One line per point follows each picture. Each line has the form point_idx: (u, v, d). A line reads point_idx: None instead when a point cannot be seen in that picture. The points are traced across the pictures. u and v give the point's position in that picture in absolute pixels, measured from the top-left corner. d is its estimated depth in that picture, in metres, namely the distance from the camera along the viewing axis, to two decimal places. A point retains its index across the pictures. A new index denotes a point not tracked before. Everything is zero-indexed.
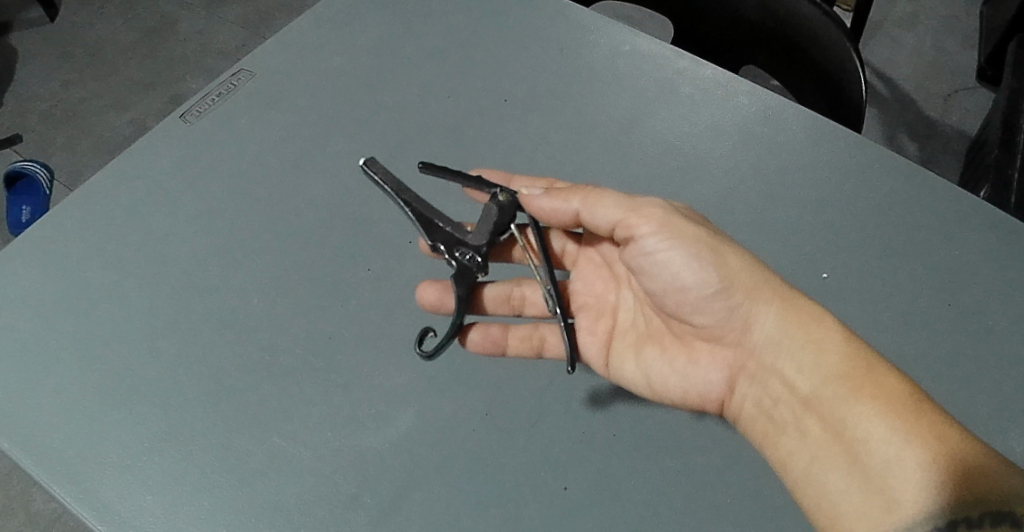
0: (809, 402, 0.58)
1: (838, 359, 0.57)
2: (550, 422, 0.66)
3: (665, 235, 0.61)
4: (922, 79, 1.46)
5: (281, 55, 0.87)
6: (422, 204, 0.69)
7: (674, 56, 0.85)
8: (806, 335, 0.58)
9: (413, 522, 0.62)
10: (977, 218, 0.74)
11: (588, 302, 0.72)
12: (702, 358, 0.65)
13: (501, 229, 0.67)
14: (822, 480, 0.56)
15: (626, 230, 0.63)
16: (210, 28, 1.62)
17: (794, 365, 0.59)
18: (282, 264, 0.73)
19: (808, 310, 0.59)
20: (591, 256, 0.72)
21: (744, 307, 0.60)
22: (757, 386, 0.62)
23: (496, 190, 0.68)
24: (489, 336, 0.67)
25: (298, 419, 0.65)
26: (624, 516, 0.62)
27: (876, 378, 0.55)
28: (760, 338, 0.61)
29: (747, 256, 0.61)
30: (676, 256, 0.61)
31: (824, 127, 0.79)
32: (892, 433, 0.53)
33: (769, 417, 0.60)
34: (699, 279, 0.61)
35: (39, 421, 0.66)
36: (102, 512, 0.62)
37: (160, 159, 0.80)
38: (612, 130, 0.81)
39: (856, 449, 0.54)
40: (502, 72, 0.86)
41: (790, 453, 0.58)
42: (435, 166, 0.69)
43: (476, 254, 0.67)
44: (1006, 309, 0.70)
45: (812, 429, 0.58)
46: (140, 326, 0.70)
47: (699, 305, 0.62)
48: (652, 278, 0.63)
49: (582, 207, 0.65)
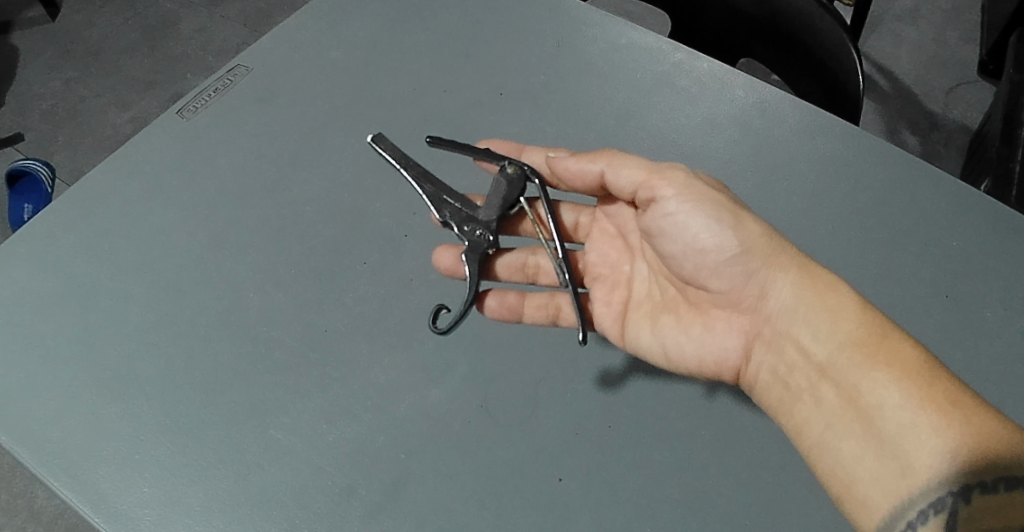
0: (824, 369, 0.58)
1: (851, 325, 0.57)
2: (546, 412, 0.66)
3: (686, 199, 0.62)
4: (923, 73, 1.45)
5: (277, 50, 0.87)
6: (432, 179, 0.70)
7: (670, 49, 0.85)
8: (822, 302, 0.58)
9: (408, 513, 0.62)
10: (975, 209, 0.74)
11: (603, 273, 0.71)
12: (718, 325, 0.64)
13: (510, 202, 0.69)
14: (837, 447, 0.56)
15: (648, 192, 0.64)
16: (210, 26, 1.62)
17: (809, 332, 0.59)
18: (279, 257, 0.73)
19: (824, 278, 0.59)
20: (605, 227, 0.72)
21: (762, 273, 0.60)
22: (772, 353, 0.61)
23: (504, 162, 0.70)
24: (506, 303, 0.67)
25: (294, 411, 0.66)
26: (620, 507, 0.62)
27: (890, 345, 0.55)
28: (776, 305, 0.60)
29: (766, 223, 0.62)
30: (696, 218, 0.62)
31: (822, 119, 0.79)
32: (906, 399, 0.53)
33: (784, 384, 0.60)
34: (718, 242, 0.61)
35: (37, 415, 0.66)
36: (100, 504, 0.62)
37: (157, 155, 0.80)
38: (608, 122, 0.81)
39: (869, 414, 0.54)
40: (498, 65, 0.86)
41: (806, 420, 0.58)
42: (445, 141, 0.71)
43: (486, 231, 0.68)
44: (1004, 299, 0.69)
45: (827, 396, 0.57)
46: (137, 320, 0.70)
47: (716, 270, 0.62)
48: (671, 241, 0.64)
49: (606, 168, 0.66)
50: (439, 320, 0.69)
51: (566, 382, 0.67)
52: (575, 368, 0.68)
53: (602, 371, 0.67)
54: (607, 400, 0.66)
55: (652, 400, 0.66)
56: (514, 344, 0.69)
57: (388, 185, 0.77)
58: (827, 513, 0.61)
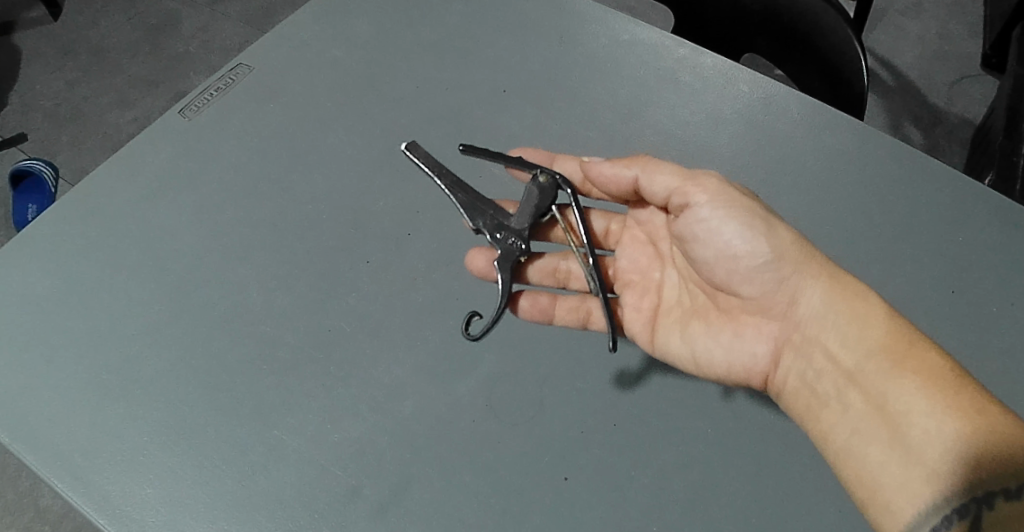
0: (853, 376, 0.58)
1: (880, 332, 0.57)
2: (552, 411, 0.65)
3: (720, 204, 0.62)
4: (927, 67, 1.45)
5: (279, 49, 0.87)
6: (465, 188, 0.69)
7: (674, 44, 0.84)
8: (851, 310, 0.59)
9: (413, 513, 0.62)
10: (980, 203, 0.73)
11: (633, 279, 0.71)
12: (747, 331, 0.63)
13: (542, 211, 0.68)
14: (862, 452, 0.56)
15: (682, 198, 0.64)
16: (212, 25, 1.62)
17: (838, 338, 0.59)
18: (281, 256, 0.73)
19: (853, 286, 0.60)
20: (636, 234, 0.72)
21: (793, 280, 0.61)
22: (801, 359, 0.61)
23: (536, 171, 0.69)
24: (538, 304, 0.67)
25: (298, 411, 0.66)
26: (626, 505, 0.62)
27: (918, 354, 0.55)
28: (806, 311, 0.61)
29: (798, 232, 0.62)
30: (729, 225, 0.61)
31: (826, 114, 0.79)
32: (933, 407, 0.53)
33: (812, 390, 0.60)
34: (751, 249, 0.61)
35: (40, 417, 0.66)
36: (104, 505, 0.63)
37: (160, 154, 0.80)
38: (613, 119, 0.81)
39: (896, 421, 0.54)
40: (501, 62, 0.85)
41: (832, 426, 0.58)
42: (478, 149, 0.71)
43: (518, 239, 0.67)
44: (1011, 295, 0.69)
45: (854, 402, 0.57)
46: (141, 320, 0.70)
47: (748, 276, 0.62)
48: (704, 247, 0.63)
49: (640, 174, 0.66)
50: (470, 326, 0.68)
51: (572, 382, 0.67)
52: (582, 367, 0.67)
53: (608, 371, 0.67)
54: (613, 400, 0.66)
55: (657, 399, 0.66)
56: (520, 345, 0.68)
57: (391, 184, 0.77)
58: (831, 513, 0.61)
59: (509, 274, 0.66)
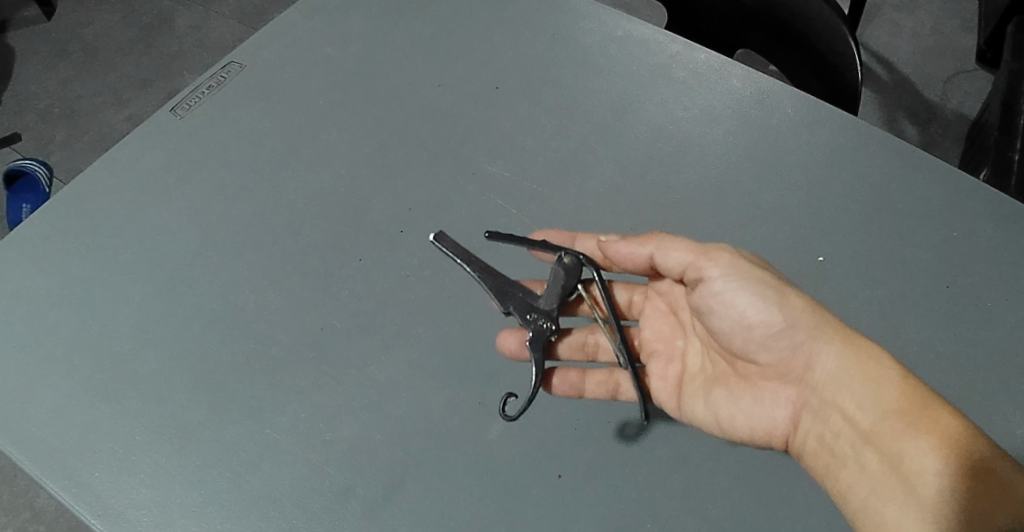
0: (869, 436, 0.58)
1: (893, 396, 0.58)
2: (545, 411, 0.65)
3: (733, 276, 0.62)
4: (922, 62, 1.46)
5: (271, 47, 0.87)
6: (493, 273, 0.67)
7: (667, 40, 0.84)
8: (865, 372, 0.59)
9: (407, 512, 0.61)
10: (973, 199, 0.73)
11: (658, 348, 0.70)
12: (766, 395, 0.63)
13: (569, 291, 0.67)
14: (879, 511, 0.56)
15: (696, 272, 0.63)
16: (205, 22, 1.63)
17: (854, 401, 0.59)
18: (274, 255, 0.73)
19: (866, 348, 0.59)
20: (657, 304, 0.71)
21: (807, 345, 0.61)
22: (819, 422, 0.61)
23: (561, 252, 0.67)
24: (568, 381, 0.65)
25: (290, 410, 0.65)
26: (620, 505, 0.61)
27: (931, 414, 0.56)
28: (822, 375, 0.61)
29: (811, 297, 0.62)
30: (743, 295, 0.61)
31: (819, 110, 0.78)
32: (945, 468, 0.55)
33: (830, 452, 0.60)
34: (766, 318, 0.61)
35: (33, 418, 0.66)
36: (97, 507, 0.62)
37: (152, 153, 0.80)
38: (606, 115, 0.80)
39: (912, 481, 0.56)
40: (494, 58, 0.85)
41: (850, 486, 0.58)
42: (502, 234, 0.68)
43: (548, 320, 0.66)
44: (1005, 291, 0.69)
45: (870, 462, 0.58)
46: (134, 320, 0.70)
47: (764, 343, 0.62)
48: (719, 317, 0.63)
49: (655, 251, 0.65)
50: (470, 344, 0.68)
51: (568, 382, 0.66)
52: None
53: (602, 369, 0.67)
54: (608, 399, 0.66)
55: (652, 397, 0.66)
56: None
57: (384, 182, 0.77)
58: (825, 510, 0.61)
59: (542, 354, 0.64)
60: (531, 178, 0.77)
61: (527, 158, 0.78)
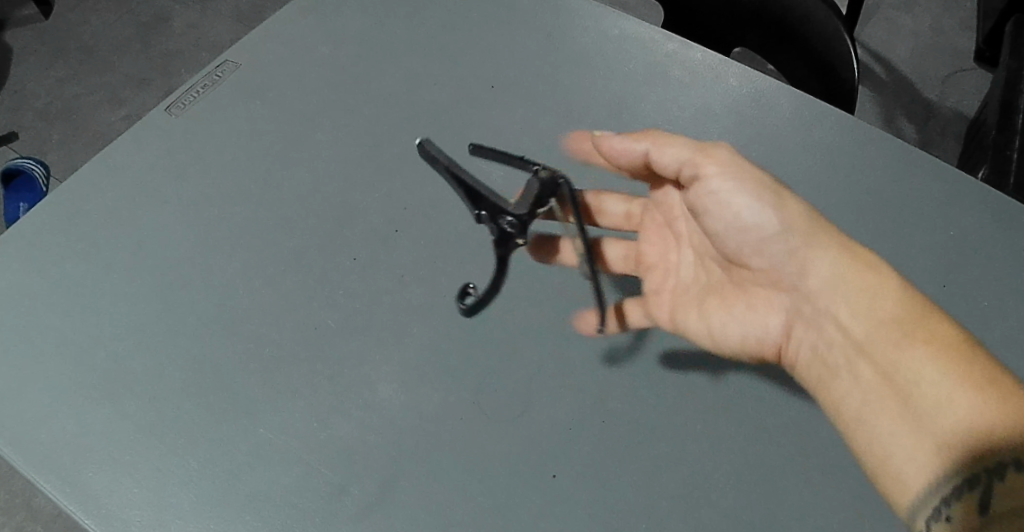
0: (862, 349, 0.60)
1: (890, 305, 0.60)
2: (541, 410, 0.65)
3: (728, 175, 0.65)
4: (920, 61, 1.50)
5: (267, 45, 0.87)
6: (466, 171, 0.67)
7: (663, 39, 0.84)
8: (861, 282, 0.61)
9: (402, 512, 0.61)
10: (970, 197, 0.73)
11: (654, 262, 0.73)
12: (760, 304, 0.67)
13: (541, 202, 0.65)
14: (873, 424, 0.57)
15: (693, 170, 0.67)
16: (202, 21, 1.63)
17: (848, 309, 0.62)
18: (269, 254, 0.73)
19: (865, 259, 0.62)
20: (654, 216, 0.74)
21: (801, 251, 0.64)
22: (813, 331, 0.64)
23: (538, 167, 0.66)
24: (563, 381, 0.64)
25: (285, 410, 0.65)
26: (616, 505, 0.61)
27: (927, 325, 0.58)
28: (816, 282, 0.64)
29: (810, 204, 0.65)
30: (737, 196, 0.65)
31: (815, 108, 0.78)
32: (943, 376, 0.55)
33: (823, 361, 0.62)
34: (761, 221, 0.64)
35: (27, 418, 0.66)
36: (90, 507, 0.62)
37: (147, 152, 0.80)
38: (602, 113, 0.80)
39: (906, 391, 0.56)
40: (490, 57, 0.85)
41: (843, 396, 0.60)
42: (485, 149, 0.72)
43: (515, 221, 0.65)
44: (1002, 290, 0.69)
45: (864, 372, 0.59)
46: (128, 319, 0.70)
47: (758, 247, 0.66)
48: (714, 219, 0.67)
49: (651, 148, 0.69)
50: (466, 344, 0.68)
51: (563, 381, 0.66)
52: (571, 366, 0.67)
53: (596, 367, 0.66)
54: (604, 398, 0.65)
55: (647, 395, 0.65)
56: (510, 344, 0.68)
57: (379, 181, 0.77)
58: (822, 511, 0.60)
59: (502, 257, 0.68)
60: (526, 177, 0.77)
61: (522, 157, 0.78)
